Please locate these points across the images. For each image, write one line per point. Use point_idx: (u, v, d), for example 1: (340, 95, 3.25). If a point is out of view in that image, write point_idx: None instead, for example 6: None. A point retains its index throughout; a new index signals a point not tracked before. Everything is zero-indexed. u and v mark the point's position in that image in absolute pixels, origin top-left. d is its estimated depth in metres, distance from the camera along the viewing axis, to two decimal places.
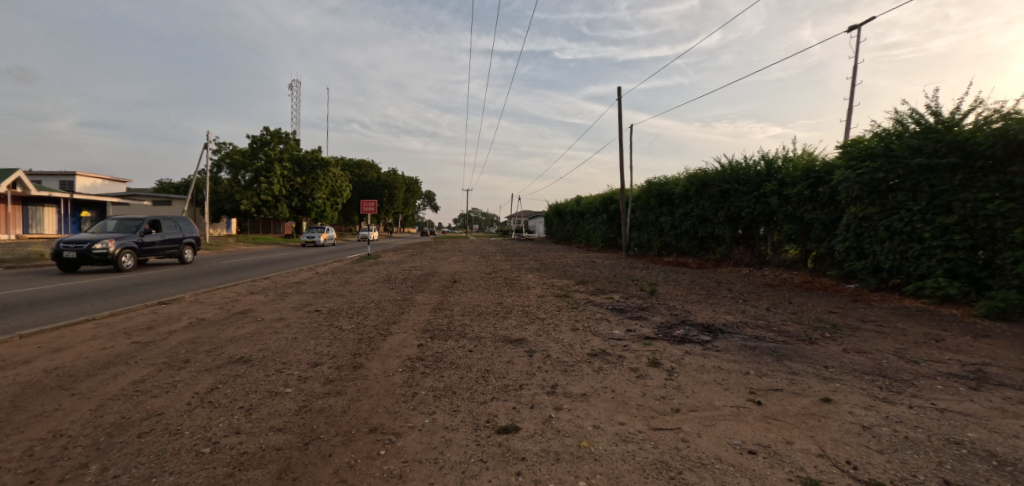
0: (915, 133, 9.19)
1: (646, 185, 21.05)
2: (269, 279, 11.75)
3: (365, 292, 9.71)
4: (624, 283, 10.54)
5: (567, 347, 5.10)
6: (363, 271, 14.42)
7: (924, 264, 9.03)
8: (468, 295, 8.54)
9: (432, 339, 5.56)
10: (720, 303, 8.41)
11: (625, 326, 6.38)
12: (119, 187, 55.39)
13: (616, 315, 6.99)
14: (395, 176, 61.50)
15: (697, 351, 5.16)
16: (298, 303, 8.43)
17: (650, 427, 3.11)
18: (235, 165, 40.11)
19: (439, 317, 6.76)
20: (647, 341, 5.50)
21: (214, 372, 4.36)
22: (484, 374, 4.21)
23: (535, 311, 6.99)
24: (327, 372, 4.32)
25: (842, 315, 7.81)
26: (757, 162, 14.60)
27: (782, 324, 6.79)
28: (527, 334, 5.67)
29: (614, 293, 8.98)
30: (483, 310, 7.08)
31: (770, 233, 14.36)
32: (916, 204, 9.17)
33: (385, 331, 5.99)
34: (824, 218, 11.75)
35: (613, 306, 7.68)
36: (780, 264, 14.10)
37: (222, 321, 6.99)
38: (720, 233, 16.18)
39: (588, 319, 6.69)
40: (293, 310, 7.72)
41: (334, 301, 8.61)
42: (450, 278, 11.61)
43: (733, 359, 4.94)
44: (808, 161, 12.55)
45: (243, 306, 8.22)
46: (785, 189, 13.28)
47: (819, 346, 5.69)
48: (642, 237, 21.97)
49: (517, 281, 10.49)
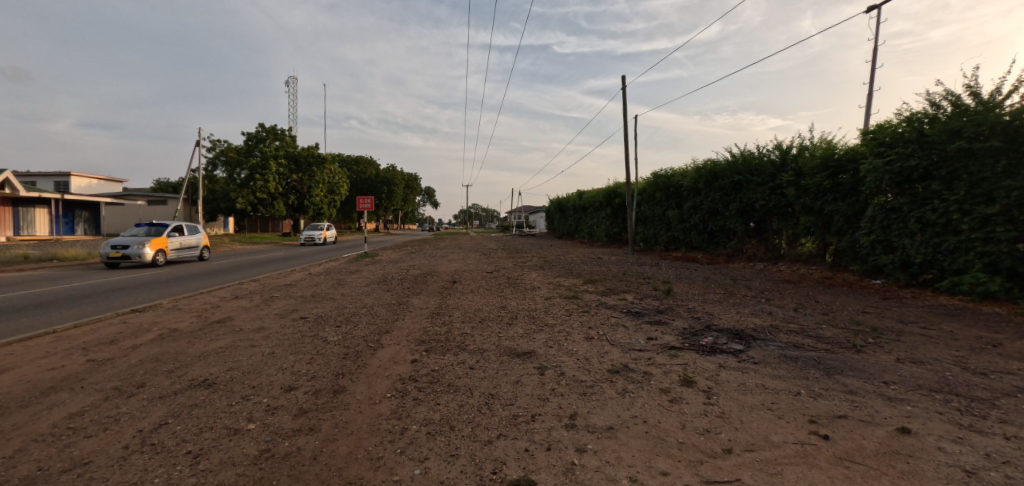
0: (953, 116, 8.45)
1: (653, 177, 20.27)
2: (258, 282, 11.07)
3: (358, 295, 9.02)
4: (635, 281, 9.87)
5: (583, 362, 4.42)
6: (358, 271, 13.73)
7: (963, 258, 8.30)
8: (469, 297, 7.88)
9: (428, 352, 4.88)
10: (743, 304, 7.73)
11: (644, 333, 5.71)
12: (115, 187, 54.67)
13: (632, 321, 6.31)
14: (393, 173, 60.82)
15: (732, 365, 4.49)
16: (285, 309, 7.76)
17: (702, 479, 2.43)
18: (230, 163, 39.43)
19: (437, 325, 6.09)
20: (672, 353, 4.82)
21: (167, 402, 3.70)
22: (488, 401, 3.53)
23: (543, 317, 6.32)
24: (301, 400, 3.64)
25: (879, 316, 7.11)
26: (771, 151, 13.84)
27: (819, 329, 6.10)
28: (536, 345, 4.99)
29: (626, 294, 8.29)
30: (485, 316, 6.40)
31: (785, 226, 13.65)
32: (953, 194, 8.43)
33: (376, 343, 5.32)
34: (846, 209, 11.03)
35: (628, 310, 7.00)
36: (797, 259, 13.39)
37: (197, 332, 6.31)
38: (732, 226, 15.49)
39: (603, 325, 6.02)
40: (277, 318, 7.04)
41: (324, 306, 7.94)
42: (450, 278, 10.89)
43: (775, 374, 4.27)
44: (829, 148, 11.78)
45: (223, 314, 7.56)
46: (803, 180, 12.53)
47: (867, 355, 4.99)
48: (648, 232, 21.26)
49: (521, 281, 9.78)
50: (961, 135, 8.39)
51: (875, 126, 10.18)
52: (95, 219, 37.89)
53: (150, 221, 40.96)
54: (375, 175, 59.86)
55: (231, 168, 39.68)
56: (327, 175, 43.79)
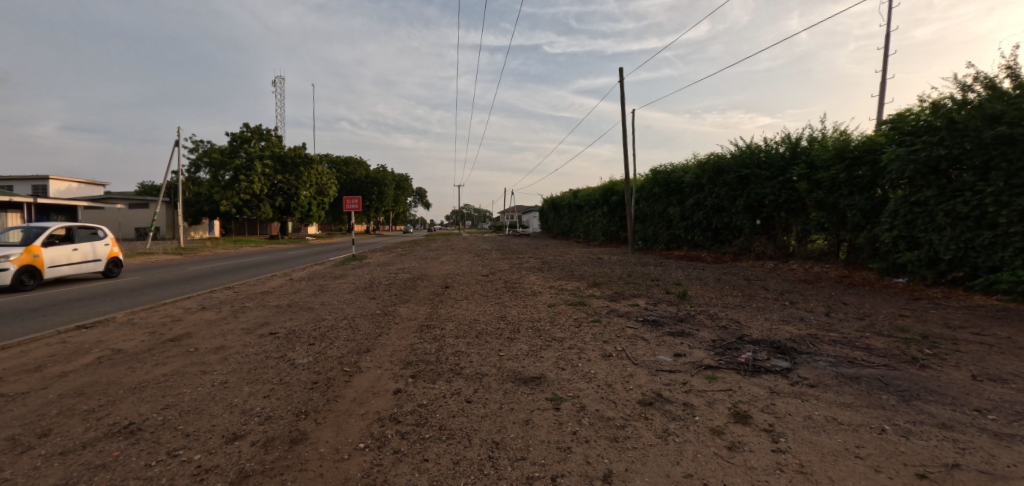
0: (988, 100, 7.78)
1: (652, 174, 19.55)
2: (231, 290, 10.11)
3: (340, 304, 8.08)
4: (644, 284, 9.05)
5: (606, 390, 3.60)
6: (344, 275, 12.79)
7: (1000, 254, 7.63)
8: (463, 306, 7.02)
9: (415, 379, 4.00)
10: (768, 309, 6.96)
11: (668, 347, 4.91)
12: (96, 191, 53.02)
13: (651, 332, 5.50)
14: (384, 173, 59.71)
15: (784, 389, 3.70)
16: (254, 322, 6.83)
17: None
18: (214, 164, 38.12)
19: (427, 340, 5.23)
20: (709, 374, 4.01)
21: (67, 463, 2.80)
22: (490, 455, 2.67)
23: (549, 328, 5.49)
24: (244, 457, 2.76)
25: (921, 320, 6.37)
26: (779, 144, 13.16)
27: (864, 339, 5.33)
28: (545, 366, 4.16)
29: (637, 299, 7.47)
30: (482, 328, 5.55)
31: (795, 222, 12.98)
32: (988, 184, 7.77)
33: (352, 367, 4.43)
34: (865, 203, 10.37)
35: (644, 318, 6.17)
36: (808, 257, 12.73)
37: (143, 354, 5.38)
38: (738, 223, 14.80)
39: (619, 338, 5.20)
40: (242, 333, 6.13)
41: (298, 318, 7.01)
42: (441, 283, 9.98)
43: (841, 403, 3.47)
44: (844, 140, 11.11)
45: (182, 329, 6.61)
46: (817, 173, 11.84)
47: (937, 373, 4.22)
48: (648, 230, 20.54)
49: (520, 286, 8.89)
50: (999, 120, 7.72)
51: (894, 115, 9.54)
52: (72, 223, 36.37)
53: (130, 225, 39.41)
54: (365, 176, 58.77)
55: (216, 169, 38.45)
56: (314, 175, 42.63)
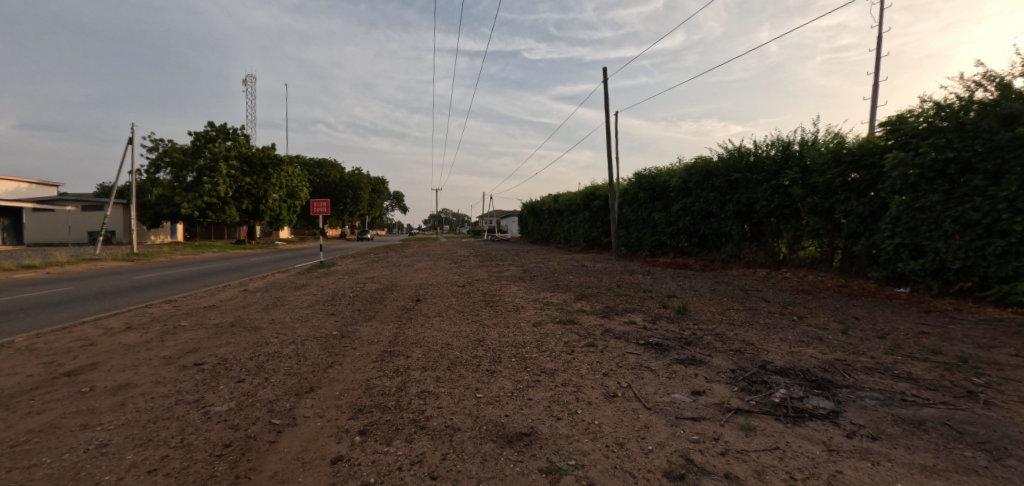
0: (1001, 101, 7.41)
1: (636, 178, 19.00)
2: (169, 304, 8.77)
3: (293, 322, 6.93)
4: (638, 296, 8.24)
5: (618, 455, 2.69)
6: (306, 285, 11.56)
7: (1014, 263, 7.20)
8: (436, 325, 6.03)
9: (363, 438, 2.99)
10: (779, 327, 6.25)
11: (681, 381, 4.05)
12: (47, 192, 49.46)
13: (657, 359, 4.64)
14: (360, 177, 57.84)
15: (842, 445, 2.89)
16: (180, 347, 5.60)
17: None
18: (175, 165, 35.68)
19: (388, 373, 4.22)
20: (744, 423, 3.16)
21: None
22: None
23: (538, 356, 4.56)
24: None
25: (946, 339, 5.79)
26: (771, 147, 12.70)
27: (901, 366, 4.64)
28: (537, 416, 3.20)
29: (634, 315, 6.65)
30: (456, 357, 4.57)
31: (787, 229, 12.52)
32: (1001, 189, 7.36)
33: (284, 417, 3.39)
34: (863, 209, 9.92)
35: (644, 341, 5.31)
36: (800, 264, 12.28)
37: (18, 397, 4.14)
38: (727, 229, 14.28)
39: (621, 369, 4.31)
40: (160, 364, 4.92)
41: (237, 341, 5.83)
42: (412, 296, 8.94)
43: (923, 467, 2.67)
44: (839, 144, 10.70)
45: (87, 358, 5.33)
46: (811, 177, 11.39)
47: (1009, 412, 3.52)
48: (631, 236, 19.92)
49: (500, 299, 7.92)
50: (1013, 122, 7.33)
51: (895, 118, 9.15)
52: (15, 227, 32.88)
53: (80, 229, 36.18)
54: (339, 179, 56.84)
55: (178, 170, 35.84)
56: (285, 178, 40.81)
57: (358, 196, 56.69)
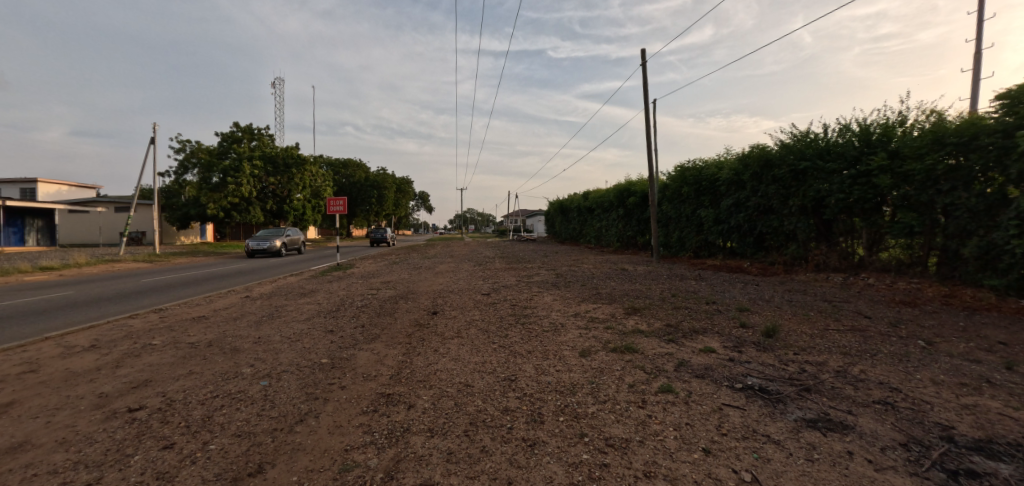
0: None
1: (678, 172, 17.26)
2: (156, 315, 7.69)
3: (283, 341, 5.67)
4: (703, 310, 6.67)
5: None
6: (314, 292, 10.42)
7: None
8: (456, 352, 4.66)
9: None
10: (914, 361, 4.58)
11: (836, 470, 2.52)
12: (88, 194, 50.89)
13: (775, 420, 3.11)
14: (384, 177, 57.28)
15: None
16: (131, 378, 4.36)
17: None
18: (203, 165, 35.70)
19: (378, 440, 2.86)
20: None
21: None
22: None
23: (598, 413, 3.11)
24: None
25: None
26: (847, 130, 10.82)
27: None
28: None
29: (711, 340, 5.08)
30: (480, 410, 3.19)
31: (867, 226, 10.62)
32: None
33: None
34: (978, 201, 8.02)
35: (742, 384, 3.77)
36: (884, 268, 10.36)
37: None
38: (789, 226, 12.44)
39: (728, 439, 2.81)
40: (88, 406, 3.66)
41: (203, 370, 4.57)
42: (429, 307, 7.60)
43: None
44: (941, 123, 8.82)
45: (12, 390, 4.13)
46: (902, 164, 9.52)
47: None
48: (672, 235, 18.15)
49: (534, 314, 6.47)
50: None
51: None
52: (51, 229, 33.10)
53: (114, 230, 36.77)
54: (364, 179, 56.58)
55: (204, 171, 35.75)
56: (309, 178, 40.45)
57: (382, 196, 56.18)
